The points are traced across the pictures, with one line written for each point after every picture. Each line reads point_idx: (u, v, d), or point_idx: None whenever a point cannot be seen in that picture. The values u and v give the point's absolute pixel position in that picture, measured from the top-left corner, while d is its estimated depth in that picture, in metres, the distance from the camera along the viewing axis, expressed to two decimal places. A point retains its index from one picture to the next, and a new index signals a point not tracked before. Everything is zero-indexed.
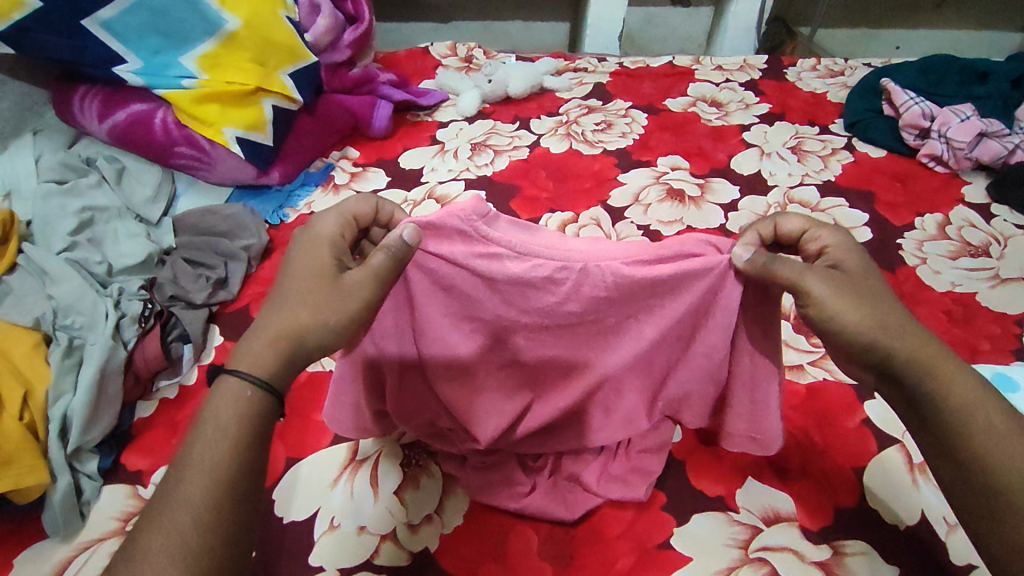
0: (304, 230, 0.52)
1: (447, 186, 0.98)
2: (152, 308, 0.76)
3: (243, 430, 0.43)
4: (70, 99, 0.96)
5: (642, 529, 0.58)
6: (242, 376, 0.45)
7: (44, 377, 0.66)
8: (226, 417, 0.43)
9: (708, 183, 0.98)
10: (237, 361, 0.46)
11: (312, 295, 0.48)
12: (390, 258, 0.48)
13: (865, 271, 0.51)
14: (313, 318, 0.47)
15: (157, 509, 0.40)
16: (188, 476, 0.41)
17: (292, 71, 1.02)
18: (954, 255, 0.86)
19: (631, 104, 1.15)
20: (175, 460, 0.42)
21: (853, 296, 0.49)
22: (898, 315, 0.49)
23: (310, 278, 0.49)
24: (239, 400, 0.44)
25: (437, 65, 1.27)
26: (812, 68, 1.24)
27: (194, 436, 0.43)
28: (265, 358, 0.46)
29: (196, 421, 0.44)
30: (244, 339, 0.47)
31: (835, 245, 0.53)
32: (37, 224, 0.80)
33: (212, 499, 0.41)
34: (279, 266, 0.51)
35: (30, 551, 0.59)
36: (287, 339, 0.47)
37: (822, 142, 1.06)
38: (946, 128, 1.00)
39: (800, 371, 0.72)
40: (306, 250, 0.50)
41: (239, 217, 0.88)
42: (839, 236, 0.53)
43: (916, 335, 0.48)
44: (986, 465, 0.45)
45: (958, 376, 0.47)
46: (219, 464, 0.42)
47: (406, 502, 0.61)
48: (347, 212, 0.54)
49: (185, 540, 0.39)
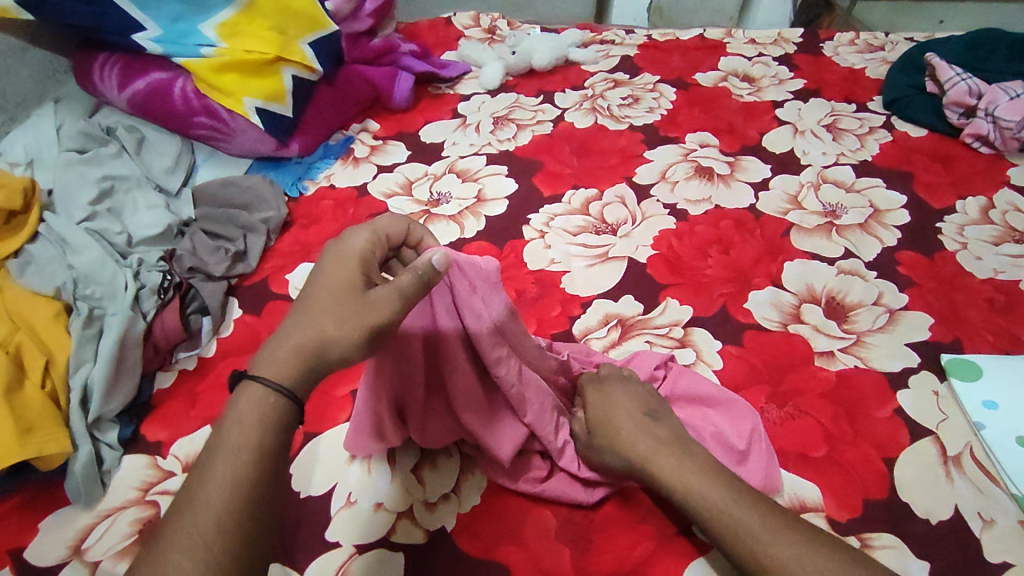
0: (335, 244, 0.51)
1: (469, 161, 0.96)
2: (171, 280, 0.75)
3: (266, 437, 0.43)
4: (91, 67, 0.95)
5: (662, 516, 0.57)
6: (266, 383, 0.44)
7: (65, 346, 0.66)
8: (250, 421, 0.43)
9: (738, 161, 0.94)
10: (261, 368, 0.45)
11: (339, 307, 0.47)
12: (417, 280, 0.49)
13: (611, 403, 0.59)
14: (336, 330, 0.46)
15: (178, 514, 0.39)
16: (212, 480, 0.40)
17: (312, 41, 0.99)
18: (997, 241, 0.82)
19: (659, 78, 1.11)
20: (197, 466, 0.42)
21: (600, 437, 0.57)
22: (634, 424, 0.56)
23: (337, 293, 0.48)
24: (263, 406, 0.44)
25: (459, 36, 1.24)
26: (850, 42, 1.18)
27: (216, 440, 0.42)
28: (287, 367, 0.45)
29: (215, 429, 0.43)
30: (266, 346, 0.47)
31: (593, 394, 0.60)
32: (59, 193, 0.80)
33: (238, 502, 0.40)
34: (307, 279, 0.50)
35: (53, 517, 0.60)
36: (308, 351, 0.46)
37: (859, 120, 1.02)
38: (994, 107, 0.94)
39: (829, 358, 0.69)
40: (334, 264, 0.49)
41: (261, 189, 0.88)
42: (595, 382, 0.62)
43: (639, 437, 0.55)
44: (710, 519, 0.49)
45: (664, 455, 0.53)
46: (240, 469, 0.41)
47: (423, 480, 0.60)
48: (378, 231, 0.53)
49: (210, 545, 0.38)
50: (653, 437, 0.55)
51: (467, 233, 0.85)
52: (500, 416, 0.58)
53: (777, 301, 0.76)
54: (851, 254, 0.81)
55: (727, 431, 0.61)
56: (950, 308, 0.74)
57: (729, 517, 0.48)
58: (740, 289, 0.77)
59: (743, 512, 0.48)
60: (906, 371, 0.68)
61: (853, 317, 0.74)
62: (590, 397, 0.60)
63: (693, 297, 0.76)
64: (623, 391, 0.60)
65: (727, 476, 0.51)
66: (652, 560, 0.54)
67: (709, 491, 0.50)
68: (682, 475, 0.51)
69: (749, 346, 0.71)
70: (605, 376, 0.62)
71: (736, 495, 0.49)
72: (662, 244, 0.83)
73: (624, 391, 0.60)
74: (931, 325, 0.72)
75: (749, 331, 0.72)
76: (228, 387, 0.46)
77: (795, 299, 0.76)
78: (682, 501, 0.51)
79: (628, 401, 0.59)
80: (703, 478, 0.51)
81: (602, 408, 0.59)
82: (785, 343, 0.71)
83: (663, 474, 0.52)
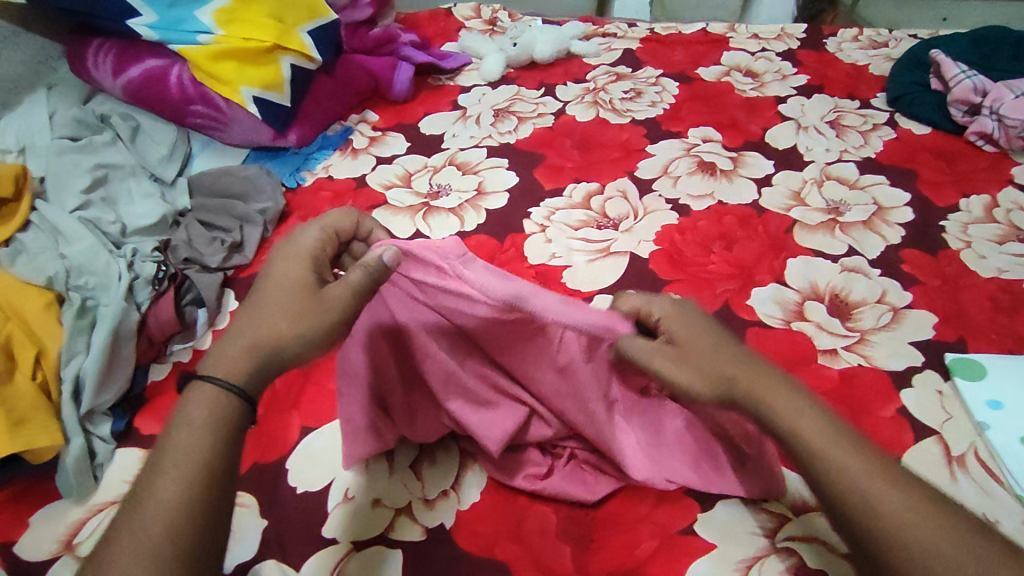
0: (286, 242, 0.51)
1: (469, 153, 0.95)
2: (165, 271, 0.74)
3: (216, 437, 0.42)
4: (85, 53, 0.93)
5: (664, 514, 0.56)
6: (216, 382, 0.43)
7: (57, 337, 0.65)
8: (198, 421, 0.42)
9: (741, 157, 0.94)
10: (210, 367, 0.44)
11: (290, 305, 0.47)
12: (369, 278, 0.48)
13: (691, 326, 0.53)
14: (290, 328, 0.46)
15: (126, 516, 0.38)
16: (161, 481, 0.39)
17: (311, 29, 0.98)
18: (1001, 240, 0.81)
19: (662, 72, 1.10)
20: (147, 469, 0.40)
21: (692, 356, 0.50)
22: (728, 345, 0.50)
23: (289, 292, 0.47)
24: (212, 404, 0.43)
25: (460, 27, 1.22)
26: (855, 38, 1.17)
27: (165, 442, 0.41)
28: (239, 364, 0.44)
29: (164, 432, 0.42)
30: (219, 344, 0.46)
31: (667, 315, 0.54)
32: (51, 181, 0.79)
33: (186, 501, 0.39)
34: (258, 278, 0.49)
35: (44, 511, 0.58)
36: (262, 347, 0.45)
37: (863, 116, 1.01)
38: (998, 105, 0.94)
39: (833, 357, 0.69)
40: (284, 263, 0.49)
41: (255, 179, 0.86)
42: (664, 301, 0.55)
43: (736, 362, 0.49)
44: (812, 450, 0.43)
45: (765, 377, 0.47)
46: (190, 469, 0.40)
47: (422, 477, 0.59)
48: (328, 228, 0.52)
49: (155, 546, 0.37)
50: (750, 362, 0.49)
51: (467, 226, 0.84)
52: (498, 414, 0.57)
53: (780, 298, 0.75)
54: (855, 251, 0.80)
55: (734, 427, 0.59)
56: (954, 306, 0.74)
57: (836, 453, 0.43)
58: (743, 285, 0.76)
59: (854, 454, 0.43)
60: (909, 370, 0.68)
61: (857, 315, 0.73)
62: (662, 317, 0.54)
63: (695, 293, 0.75)
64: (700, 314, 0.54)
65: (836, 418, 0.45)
66: (654, 559, 0.53)
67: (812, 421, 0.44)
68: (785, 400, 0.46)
69: (752, 343, 0.70)
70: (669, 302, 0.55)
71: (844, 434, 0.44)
72: (665, 239, 0.82)
73: (699, 314, 0.54)
74: (935, 324, 0.72)
75: (751, 328, 0.72)
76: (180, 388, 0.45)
77: (799, 296, 0.75)
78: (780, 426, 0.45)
79: (705, 323, 0.53)
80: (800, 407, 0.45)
81: (683, 330, 0.52)
82: (788, 342, 0.70)
83: (761, 397, 0.47)
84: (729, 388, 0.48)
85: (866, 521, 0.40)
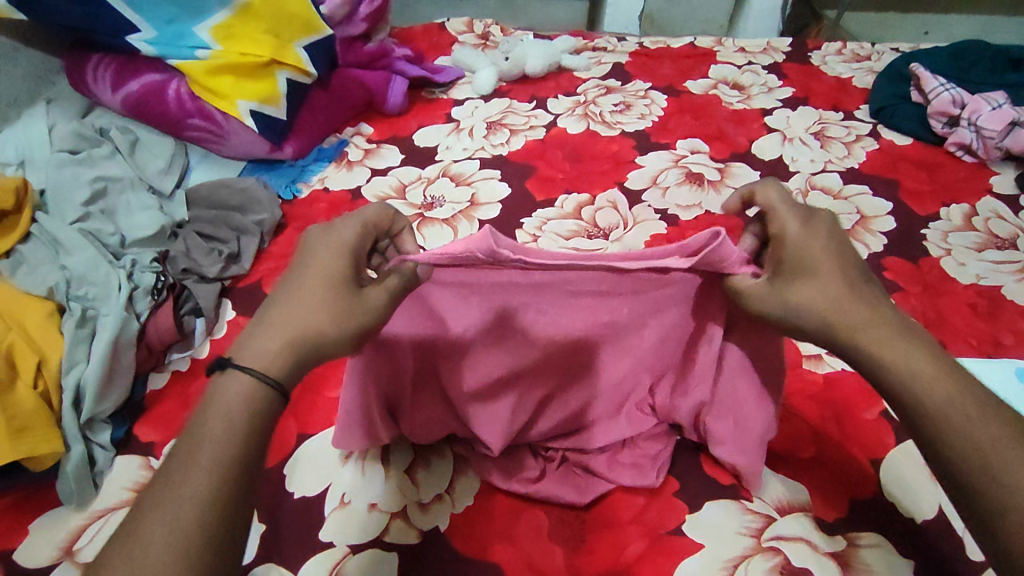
0: (328, 229, 0.50)
1: (462, 165, 0.97)
2: (164, 282, 0.75)
3: (251, 428, 0.41)
4: (84, 68, 0.94)
5: (653, 515, 0.58)
6: (254, 375, 0.42)
7: (57, 347, 0.66)
8: (235, 410, 0.41)
9: (728, 168, 0.96)
10: (244, 357, 0.43)
11: (334, 301, 0.46)
12: (404, 285, 0.49)
13: (814, 256, 0.49)
14: (333, 324, 0.46)
15: (154, 503, 0.37)
16: (195, 470, 0.38)
17: (307, 44, 0.99)
18: (980, 247, 0.84)
19: (650, 85, 1.12)
20: (177, 455, 0.39)
21: (803, 284, 0.48)
22: (844, 288, 0.47)
23: (335, 286, 0.47)
24: (248, 395, 0.41)
25: (453, 41, 1.25)
26: (838, 52, 1.21)
27: (200, 428, 0.40)
28: (276, 356, 0.43)
29: (194, 418, 0.40)
30: (252, 335, 0.44)
31: (792, 236, 0.50)
32: (50, 194, 0.80)
33: (218, 495, 0.37)
34: (300, 263, 0.48)
35: (44, 518, 0.59)
36: (300, 341, 0.45)
37: (847, 127, 1.04)
38: (976, 116, 0.97)
39: (817, 361, 0.71)
40: (327, 253, 0.48)
41: (252, 191, 0.88)
42: (795, 221, 0.50)
43: (849, 306, 0.47)
44: (927, 407, 0.43)
45: (876, 327, 0.46)
46: (223, 460, 0.39)
47: (417, 481, 0.61)
48: (370, 221, 0.50)
49: (187, 537, 0.36)
50: (866, 307, 0.47)
51: (460, 236, 0.86)
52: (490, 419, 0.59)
53: None
54: None
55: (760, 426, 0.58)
56: (934, 312, 0.76)
57: (954, 413, 0.42)
58: None
59: (970, 416, 0.41)
60: None
61: None
62: (784, 240, 0.50)
63: None
64: (825, 245, 0.49)
65: (960, 375, 0.44)
66: (644, 559, 0.55)
67: (931, 377, 0.43)
68: (900, 353, 0.45)
69: None
70: (802, 211, 0.51)
71: (965, 392, 0.43)
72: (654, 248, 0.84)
73: (829, 244, 0.49)
74: None
75: None
76: (208, 370, 0.43)
77: None
78: (896, 377, 0.44)
79: (829, 257, 0.49)
80: (915, 359, 0.44)
81: (803, 254, 0.49)
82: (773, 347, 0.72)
83: (871, 345, 0.45)
84: (837, 335, 0.47)
85: (981, 480, 0.40)
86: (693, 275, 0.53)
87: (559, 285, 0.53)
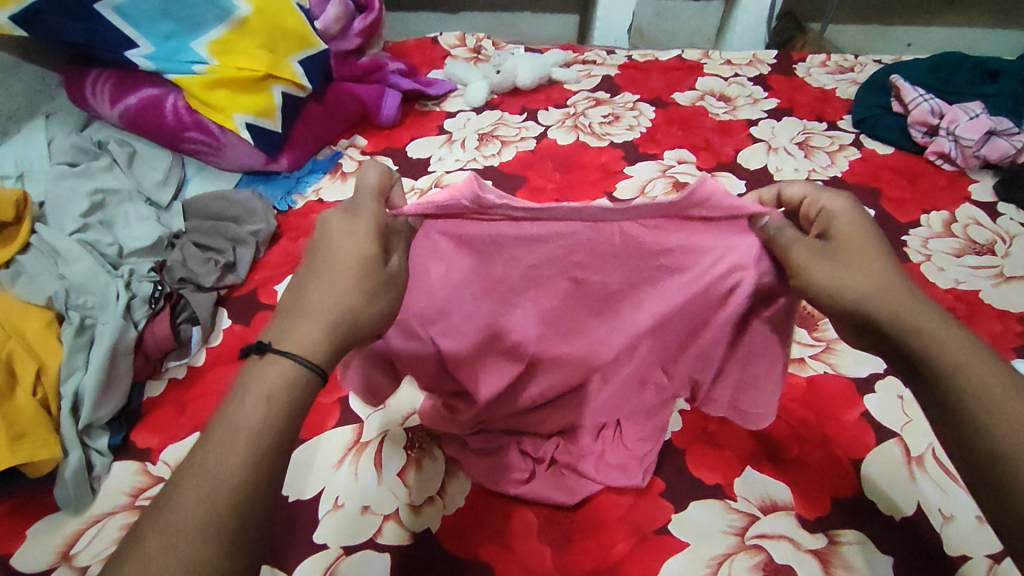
0: (341, 208, 0.48)
1: (454, 176, 0.99)
2: (162, 290, 0.76)
3: (287, 416, 0.40)
4: (84, 82, 0.96)
5: (640, 515, 0.59)
6: (295, 360, 0.41)
7: (57, 355, 0.67)
8: (274, 396, 0.40)
9: (714, 177, 0.98)
10: (285, 343, 0.42)
11: (364, 280, 0.45)
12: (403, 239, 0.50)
13: (863, 235, 0.48)
14: (368, 305, 0.45)
15: (189, 481, 0.37)
16: (230, 453, 0.38)
17: (302, 58, 1.02)
18: (959, 253, 0.86)
19: (639, 97, 1.15)
20: (214, 435, 0.39)
21: (854, 258, 0.47)
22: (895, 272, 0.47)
23: (362, 265, 0.45)
24: (288, 380, 0.41)
25: (446, 55, 1.27)
26: (822, 64, 1.24)
27: (240, 409, 0.40)
28: (315, 342, 0.43)
29: (231, 399, 0.40)
30: (290, 322, 0.43)
31: (839, 214, 0.49)
32: (49, 205, 0.82)
33: (251, 480, 0.38)
34: (320, 244, 0.46)
35: (42, 523, 0.60)
36: (338, 325, 0.44)
37: (830, 137, 1.06)
38: (955, 126, 1.00)
39: (800, 365, 0.73)
40: (346, 231, 0.46)
41: (249, 203, 0.89)
42: (842, 199, 0.50)
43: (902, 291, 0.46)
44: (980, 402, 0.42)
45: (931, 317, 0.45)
46: (257, 445, 0.39)
47: (409, 483, 0.62)
48: (381, 196, 0.49)
49: (216, 519, 0.36)
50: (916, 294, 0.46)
51: None
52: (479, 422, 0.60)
53: None
54: None
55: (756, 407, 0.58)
56: None
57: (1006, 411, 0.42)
58: None
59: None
60: (873, 376, 0.71)
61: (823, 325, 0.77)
62: (834, 217, 0.49)
63: None
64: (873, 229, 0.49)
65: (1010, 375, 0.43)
66: (630, 558, 0.56)
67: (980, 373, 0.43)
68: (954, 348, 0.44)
69: None
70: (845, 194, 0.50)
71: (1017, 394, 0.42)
72: None
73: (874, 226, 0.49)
74: None
75: None
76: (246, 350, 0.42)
77: None
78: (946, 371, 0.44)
79: (876, 239, 0.48)
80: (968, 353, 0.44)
81: (853, 232, 0.48)
82: None
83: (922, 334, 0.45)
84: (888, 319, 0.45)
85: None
86: (692, 259, 0.52)
87: (545, 291, 0.55)
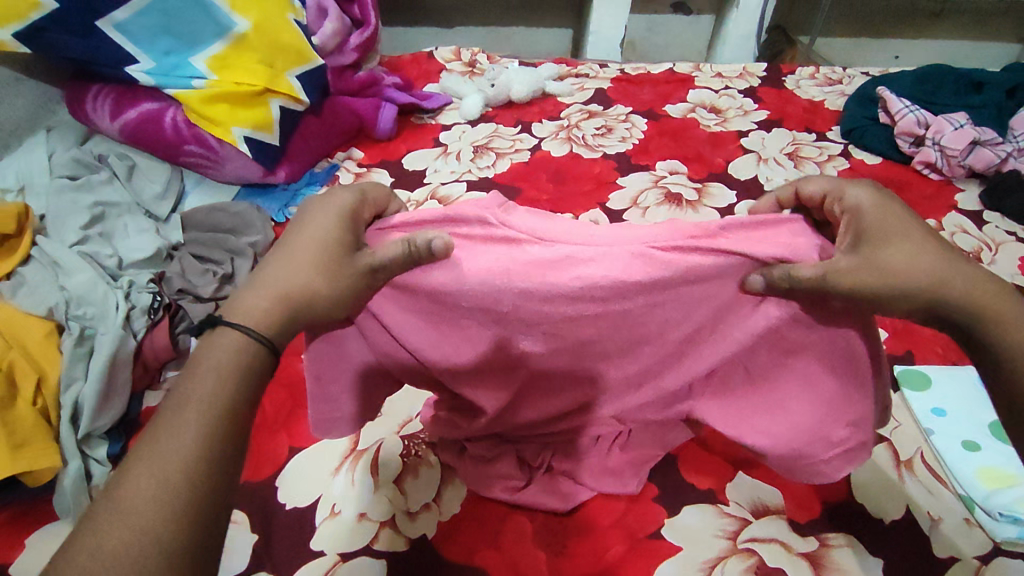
0: (322, 198, 0.52)
1: (450, 187, 1.00)
2: (161, 301, 0.77)
3: (237, 386, 0.43)
4: (84, 97, 0.98)
5: (633, 520, 0.60)
6: (243, 330, 0.45)
7: (56, 365, 0.68)
8: (225, 368, 0.43)
9: (705, 188, 1.00)
10: (237, 316, 0.46)
11: (323, 260, 0.48)
12: (406, 253, 0.47)
13: (897, 224, 0.49)
14: (324, 284, 0.47)
15: (142, 450, 0.39)
16: (184, 422, 0.40)
17: (300, 73, 1.03)
18: None
19: (631, 109, 1.17)
20: (167, 408, 0.41)
21: (898, 249, 0.49)
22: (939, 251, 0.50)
23: (326, 247, 0.48)
24: (237, 354, 0.45)
25: (441, 68, 1.29)
26: (811, 76, 1.26)
27: (190, 383, 0.42)
28: (266, 314, 0.47)
29: (182, 375, 0.43)
30: (243, 295, 0.48)
31: (868, 206, 0.50)
32: (50, 219, 0.83)
33: (206, 445, 0.40)
34: (294, 228, 0.51)
35: (40, 532, 0.61)
36: (291, 299, 0.47)
37: (819, 148, 1.09)
38: (940, 136, 1.01)
39: None
40: (318, 216, 0.50)
41: (246, 214, 0.90)
42: (866, 190, 0.51)
43: (953, 269, 0.49)
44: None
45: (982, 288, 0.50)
46: (210, 412, 0.41)
47: (405, 490, 0.63)
48: (365, 191, 0.53)
49: (173, 484, 0.38)
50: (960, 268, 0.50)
51: None
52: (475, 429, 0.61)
53: None
54: None
55: (781, 417, 0.55)
56: None
57: None
58: None
59: None
60: None
61: None
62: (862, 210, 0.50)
63: None
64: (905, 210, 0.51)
65: None
66: (624, 562, 0.57)
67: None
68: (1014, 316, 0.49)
69: None
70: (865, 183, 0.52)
71: None
72: None
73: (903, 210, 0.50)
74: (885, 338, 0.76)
75: None
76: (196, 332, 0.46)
77: None
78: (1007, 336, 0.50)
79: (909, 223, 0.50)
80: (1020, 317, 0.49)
81: (886, 222, 0.49)
82: None
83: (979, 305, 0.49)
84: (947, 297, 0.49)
85: None
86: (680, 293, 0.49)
87: None
